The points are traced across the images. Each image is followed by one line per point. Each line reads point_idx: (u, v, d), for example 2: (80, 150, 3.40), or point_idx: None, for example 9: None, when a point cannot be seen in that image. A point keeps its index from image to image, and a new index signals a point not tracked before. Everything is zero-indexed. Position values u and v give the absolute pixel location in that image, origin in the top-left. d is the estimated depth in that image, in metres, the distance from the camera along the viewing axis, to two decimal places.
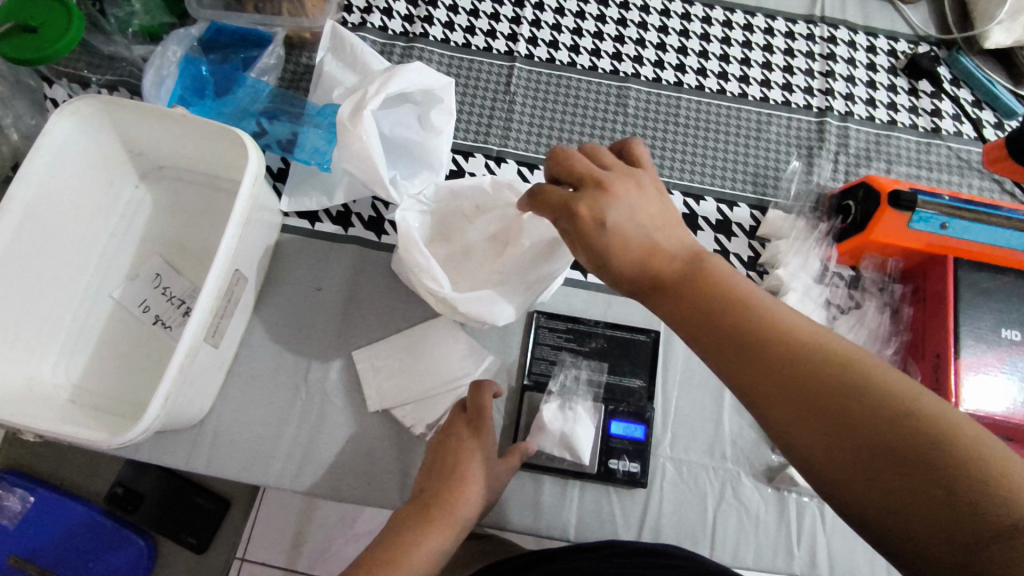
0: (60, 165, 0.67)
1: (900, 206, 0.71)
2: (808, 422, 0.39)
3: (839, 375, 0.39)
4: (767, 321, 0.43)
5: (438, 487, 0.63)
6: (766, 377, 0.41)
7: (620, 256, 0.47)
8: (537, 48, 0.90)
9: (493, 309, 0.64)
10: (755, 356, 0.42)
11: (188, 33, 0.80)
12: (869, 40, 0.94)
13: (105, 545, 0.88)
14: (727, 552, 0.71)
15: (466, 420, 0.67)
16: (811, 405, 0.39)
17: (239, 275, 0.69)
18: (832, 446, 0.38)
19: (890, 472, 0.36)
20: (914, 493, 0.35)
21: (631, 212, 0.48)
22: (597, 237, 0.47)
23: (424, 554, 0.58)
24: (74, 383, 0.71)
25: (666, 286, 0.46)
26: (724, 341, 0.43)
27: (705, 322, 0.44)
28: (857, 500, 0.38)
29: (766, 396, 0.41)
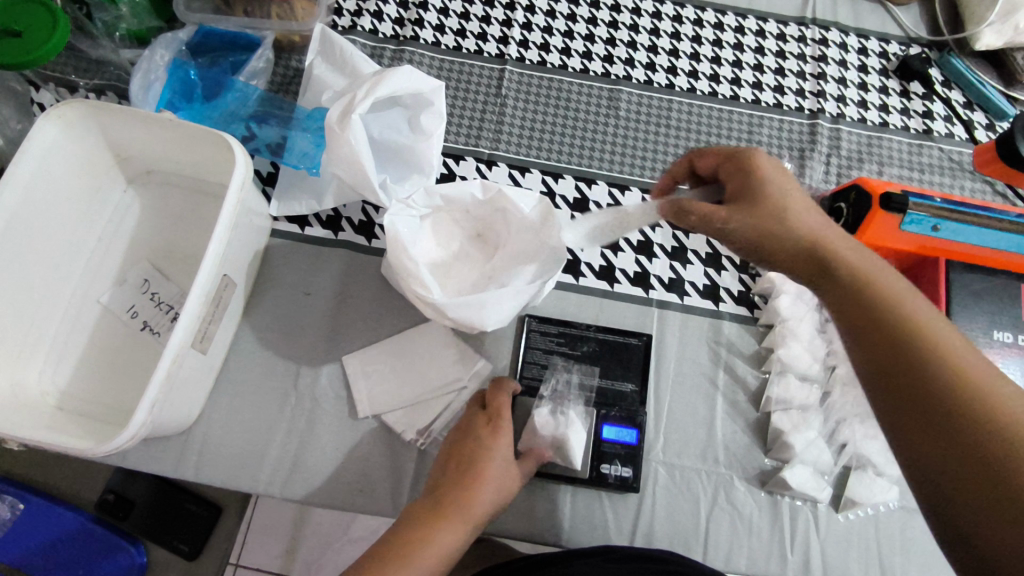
0: (47, 169, 0.67)
1: (891, 208, 0.70)
2: (909, 381, 0.44)
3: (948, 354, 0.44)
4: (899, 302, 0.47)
5: (454, 483, 0.61)
6: (884, 339, 0.46)
7: (783, 225, 0.53)
8: (528, 51, 0.89)
9: (482, 313, 0.63)
10: (877, 322, 0.47)
11: (176, 37, 0.79)
12: (860, 42, 0.94)
13: (95, 553, 0.87)
14: (720, 557, 0.71)
15: (485, 418, 0.66)
16: (915, 371, 0.44)
17: (228, 280, 0.69)
18: (918, 408, 0.43)
19: (966, 444, 0.40)
20: (981, 468, 0.39)
21: (799, 201, 0.54)
22: (772, 204, 0.54)
23: (439, 548, 0.55)
24: (61, 390, 0.70)
25: (820, 256, 0.51)
26: (857, 305, 0.48)
27: (844, 288, 0.49)
28: (926, 461, 0.42)
29: (881, 352, 0.46)
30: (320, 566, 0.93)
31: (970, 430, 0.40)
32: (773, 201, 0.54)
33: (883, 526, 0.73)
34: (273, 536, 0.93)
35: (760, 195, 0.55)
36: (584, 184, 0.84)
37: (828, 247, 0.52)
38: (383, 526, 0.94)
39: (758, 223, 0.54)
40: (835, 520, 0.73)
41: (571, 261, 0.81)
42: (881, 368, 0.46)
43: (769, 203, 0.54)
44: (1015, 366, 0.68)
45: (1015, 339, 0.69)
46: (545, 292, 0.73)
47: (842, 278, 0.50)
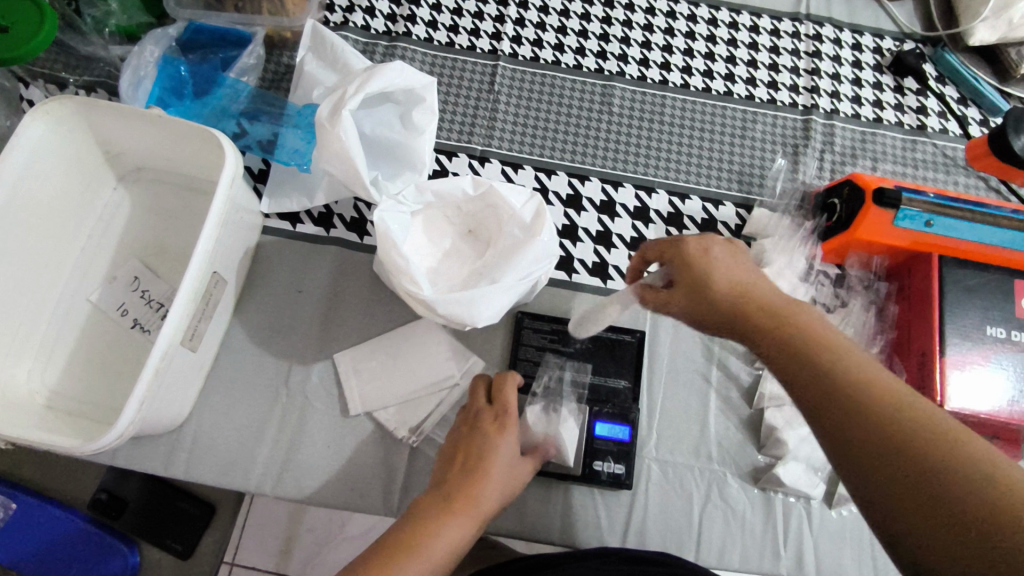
0: (35, 166, 0.66)
1: (884, 203, 0.70)
2: (870, 452, 0.40)
3: (904, 416, 0.40)
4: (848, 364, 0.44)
5: (459, 479, 0.58)
6: (839, 407, 0.42)
7: (719, 297, 0.50)
8: (521, 47, 0.89)
9: (472, 309, 0.63)
10: (829, 389, 0.43)
11: (166, 33, 0.78)
12: (854, 37, 0.93)
13: (88, 554, 0.87)
14: (713, 554, 0.71)
15: (491, 414, 0.63)
16: (874, 439, 0.40)
17: (218, 278, 0.68)
18: (884, 477, 0.38)
19: (941, 510, 0.36)
20: (959, 533, 0.34)
21: (729, 267, 0.51)
22: (700, 280, 0.51)
23: (444, 545, 0.53)
24: (50, 388, 0.70)
25: (760, 326, 0.48)
26: (805, 374, 0.44)
27: (791, 358, 0.46)
28: (905, 534, 0.37)
29: (839, 423, 0.42)
30: (316, 565, 0.92)
31: (941, 495, 0.36)
32: (702, 274, 0.51)
33: None
34: (268, 535, 0.93)
35: (689, 270, 0.52)
36: (577, 180, 0.83)
37: (768, 312, 0.48)
38: (378, 524, 0.93)
39: (695, 303, 0.52)
40: (828, 517, 0.73)
41: (564, 258, 0.80)
42: (841, 441, 0.41)
43: (698, 276, 0.51)
44: (1009, 362, 0.67)
45: (1009, 334, 0.68)
46: (538, 289, 0.73)
47: (787, 347, 0.46)
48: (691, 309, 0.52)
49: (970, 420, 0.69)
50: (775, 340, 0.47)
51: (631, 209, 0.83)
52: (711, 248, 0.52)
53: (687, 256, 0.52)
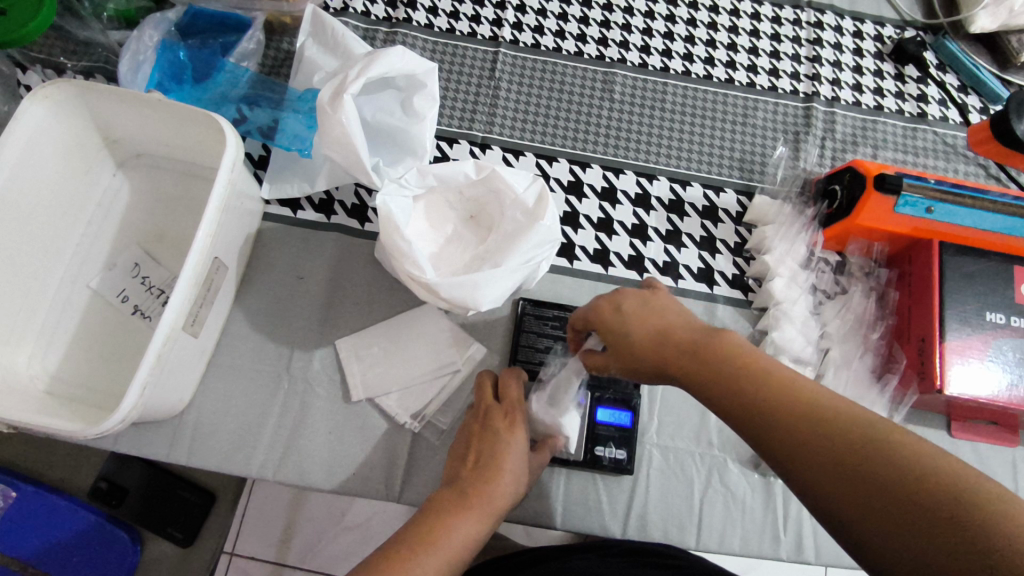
0: (35, 149, 0.66)
1: (885, 189, 0.70)
2: (815, 468, 0.41)
3: (835, 424, 0.41)
4: (770, 385, 0.45)
5: (472, 476, 0.56)
6: (782, 433, 0.43)
7: (643, 348, 0.52)
8: (522, 34, 0.89)
9: (475, 293, 0.63)
10: (768, 418, 0.44)
11: (165, 17, 0.78)
12: (855, 25, 0.93)
13: (93, 541, 0.86)
14: (713, 538, 0.71)
15: (501, 412, 0.62)
16: (817, 454, 0.41)
17: (219, 262, 0.68)
18: (834, 488, 0.39)
19: (898, 509, 0.36)
20: (924, 529, 0.35)
21: (643, 316, 0.53)
22: (623, 340, 0.53)
23: (461, 541, 0.51)
24: (51, 374, 0.70)
25: (686, 365, 0.49)
26: (742, 403, 0.46)
27: (724, 390, 0.47)
28: (870, 540, 0.37)
29: (780, 446, 0.43)
30: (315, 554, 0.94)
31: (892, 493, 0.37)
32: (622, 333, 0.53)
33: None
34: (269, 523, 0.93)
35: (611, 334, 0.54)
36: (578, 167, 0.83)
37: (690, 349, 0.50)
38: (379, 513, 0.94)
39: (626, 359, 0.53)
40: None
41: (565, 245, 0.80)
42: (791, 464, 0.42)
43: (623, 335, 0.53)
44: (1008, 347, 0.68)
45: (1009, 320, 0.69)
46: (539, 275, 0.73)
47: (727, 388, 0.47)
48: (624, 365, 0.54)
49: (968, 405, 0.69)
50: (706, 377, 0.48)
51: (632, 196, 0.83)
52: (622, 304, 0.54)
53: (603, 318, 0.55)
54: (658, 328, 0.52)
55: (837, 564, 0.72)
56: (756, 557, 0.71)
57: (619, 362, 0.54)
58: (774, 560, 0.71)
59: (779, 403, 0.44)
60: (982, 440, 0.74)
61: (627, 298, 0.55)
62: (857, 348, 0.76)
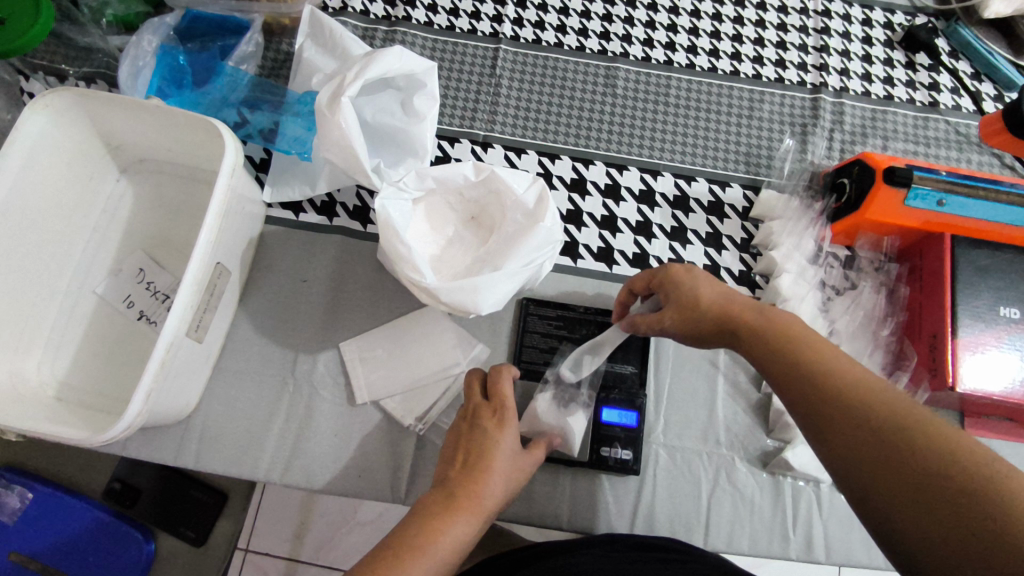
0: (37, 158, 0.66)
1: (894, 182, 0.68)
2: (843, 433, 0.44)
3: (873, 401, 0.44)
4: (819, 353, 0.48)
5: (462, 474, 0.56)
6: (819, 395, 0.46)
7: (705, 308, 0.55)
8: (522, 29, 0.87)
9: (476, 296, 0.63)
10: (812, 388, 0.47)
11: (163, 22, 0.78)
12: (864, 13, 0.92)
13: (106, 544, 0.87)
14: (721, 538, 0.71)
15: (489, 411, 0.61)
16: (849, 422, 0.44)
17: (221, 268, 0.68)
18: (862, 459, 0.42)
19: (920, 490, 0.39)
20: (943, 517, 0.38)
21: (711, 281, 0.57)
22: (688, 296, 0.56)
23: (450, 543, 0.51)
24: (60, 381, 0.70)
25: (742, 327, 0.53)
26: (786, 364, 0.49)
27: (772, 352, 0.50)
28: (883, 510, 0.41)
29: (813, 407, 0.46)
30: (327, 551, 0.93)
31: (917, 473, 0.40)
32: (687, 299, 0.56)
33: None
34: (281, 522, 0.94)
35: (675, 291, 0.57)
36: (582, 165, 0.82)
37: (748, 314, 0.53)
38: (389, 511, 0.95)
39: (684, 316, 0.56)
40: (837, 501, 0.73)
41: (568, 243, 0.80)
42: (819, 425, 0.45)
43: (688, 302, 0.56)
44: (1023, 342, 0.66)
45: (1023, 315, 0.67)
46: (543, 275, 0.73)
47: (782, 359, 0.49)
48: (679, 321, 0.57)
49: (981, 402, 0.68)
50: (760, 340, 0.51)
51: (635, 193, 0.82)
52: (692, 272, 0.57)
53: (673, 277, 0.58)
54: (721, 303, 0.55)
55: (848, 563, 0.71)
56: (765, 557, 0.71)
57: (676, 328, 0.57)
58: (783, 559, 0.70)
59: (822, 368, 0.47)
60: (995, 436, 0.73)
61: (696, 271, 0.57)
62: (866, 345, 0.75)
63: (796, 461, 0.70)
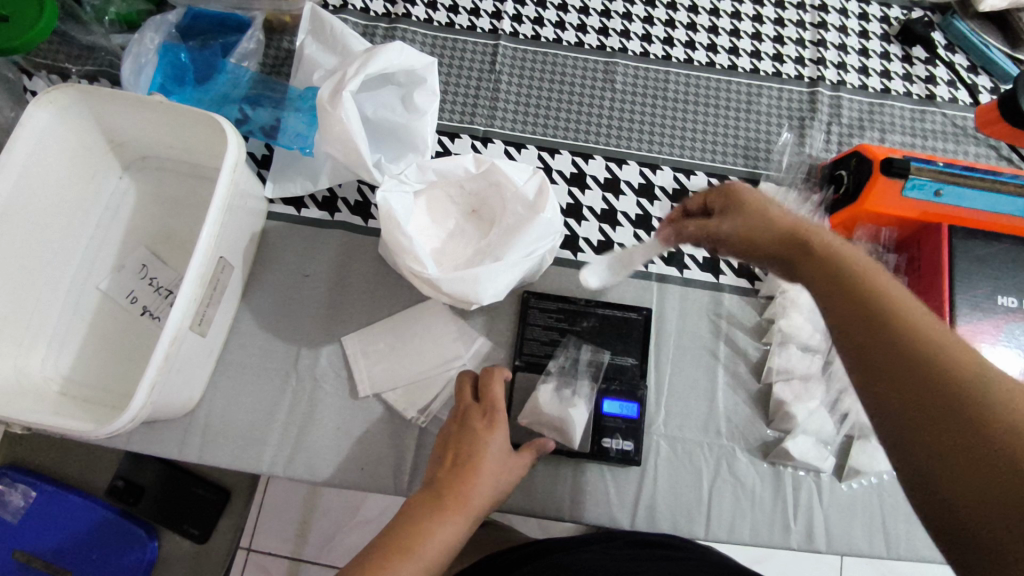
0: (41, 154, 0.67)
1: (891, 173, 0.69)
2: (878, 341, 0.41)
3: (923, 325, 0.40)
4: (872, 271, 0.45)
5: (451, 477, 0.56)
6: (861, 302, 0.43)
7: (764, 225, 0.53)
8: (521, 26, 0.88)
9: (477, 287, 0.63)
10: (859, 295, 0.44)
11: (165, 20, 0.79)
12: (861, 7, 0.92)
13: (109, 538, 0.87)
14: (722, 528, 0.71)
15: (479, 411, 0.62)
16: (885, 330, 0.41)
17: (224, 263, 0.69)
18: (891, 369, 0.40)
19: (947, 408, 0.36)
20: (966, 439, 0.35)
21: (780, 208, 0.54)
22: (748, 210, 0.55)
23: (440, 544, 0.51)
24: (63, 376, 0.71)
25: (798, 242, 0.51)
26: (830, 272, 0.47)
27: (821, 270, 0.48)
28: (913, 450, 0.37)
29: (852, 312, 0.43)
30: (331, 548, 0.95)
31: (950, 390, 0.37)
32: (750, 212, 0.55)
33: (886, 494, 0.73)
34: (285, 518, 0.95)
35: (737, 205, 0.56)
36: (581, 159, 0.83)
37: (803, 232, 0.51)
38: (393, 507, 0.96)
39: (737, 228, 0.55)
40: (837, 491, 0.73)
41: (569, 237, 0.80)
42: (852, 330, 0.43)
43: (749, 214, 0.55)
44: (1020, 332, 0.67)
45: (1020, 304, 0.67)
46: (543, 267, 0.73)
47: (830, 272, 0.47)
48: (731, 234, 0.56)
49: None
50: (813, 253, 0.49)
51: (635, 186, 0.82)
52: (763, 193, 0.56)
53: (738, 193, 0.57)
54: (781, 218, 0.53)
55: (849, 552, 0.71)
56: (767, 546, 0.71)
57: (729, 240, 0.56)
58: (784, 549, 0.71)
59: (876, 293, 0.43)
60: None
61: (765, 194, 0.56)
62: None
63: (796, 450, 0.71)
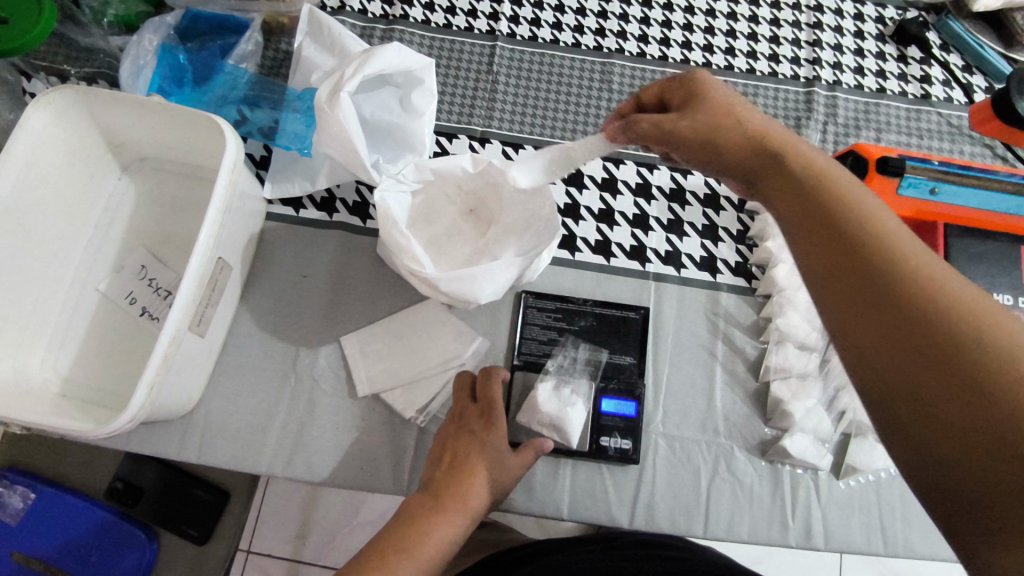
0: (40, 155, 0.67)
1: (887, 172, 0.69)
2: (848, 273, 0.42)
3: (895, 254, 0.41)
4: (844, 195, 0.45)
5: (448, 480, 0.58)
6: (833, 229, 0.44)
7: (735, 142, 0.52)
8: (518, 27, 0.88)
9: (475, 286, 0.63)
10: (830, 224, 0.44)
11: (164, 21, 0.79)
12: (856, 7, 0.93)
13: (109, 541, 0.87)
14: (721, 526, 0.71)
15: (477, 412, 0.63)
16: (856, 262, 0.41)
17: (223, 263, 0.69)
18: (862, 304, 0.40)
19: (922, 344, 0.37)
20: (939, 375, 0.36)
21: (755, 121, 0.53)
22: (718, 122, 0.53)
23: (437, 544, 0.53)
24: (63, 377, 0.71)
25: (768, 164, 0.50)
26: (798, 198, 0.47)
27: (791, 195, 0.47)
28: (892, 392, 0.38)
29: (822, 243, 0.44)
30: (331, 550, 0.95)
31: (923, 325, 0.38)
32: (720, 125, 0.53)
33: (883, 492, 0.73)
34: (284, 519, 0.95)
35: (707, 114, 0.54)
36: None
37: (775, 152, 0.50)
38: (392, 508, 0.96)
39: (705, 137, 0.53)
40: (835, 489, 0.73)
41: (567, 236, 0.80)
42: (823, 259, 0.43)
43: (719, 125, 0.53)
44: None
45: (1016, 301, 0.68)
46: (540, 268, 0.74)
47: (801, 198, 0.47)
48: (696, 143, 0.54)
49: None
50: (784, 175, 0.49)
51: (632, 186, 0.82)
52: (735, 101, 0.54)
53: (709, 101, 0.55)
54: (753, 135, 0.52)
55: (847, 550, 0.71)
56: (765, 544, 0.71)
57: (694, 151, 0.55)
58: (782, 546, 0.71)
59: (857, 228, 0.43)
60: None
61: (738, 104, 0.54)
62: None
63: (794, 449, 0.71)
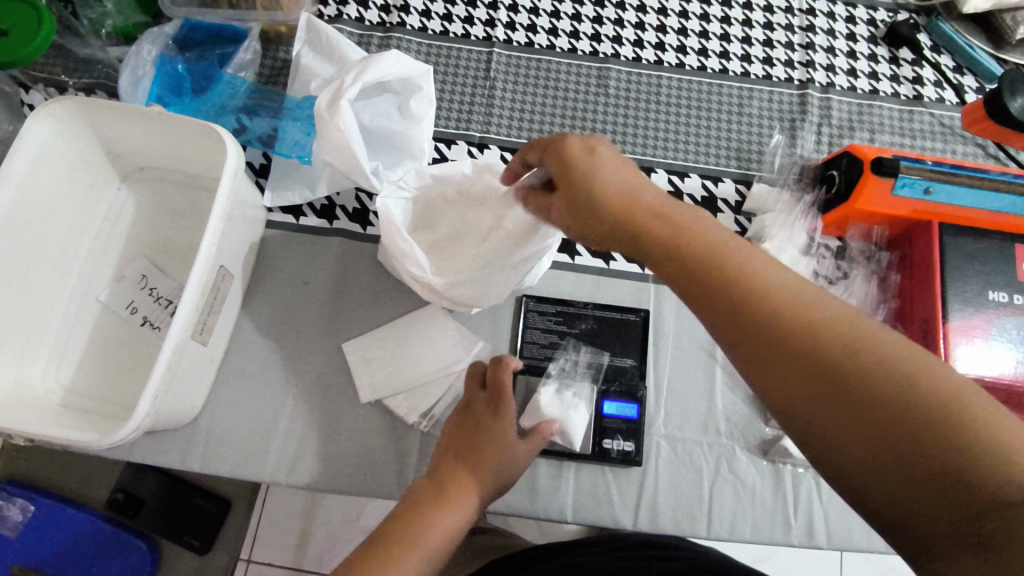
0: (40, 166, 0.67)
1: (882, 172, 0.70)
2: (773, 357, 0.38)
3: (812, 322, 0.38)
4: (735, 260, 0.42)
5: (456, 469, 0.58)
6: (742, 311, 0.40)
7: (608, 208, 0.48)
8: (515, 33, 0.89)
9: (478, 293, 0.69)
10: (737, 304, 0.40)
11: (162, 32, 0.80)
12: (848, 10, 0.94)
13: (110, 552, 0.87)
14: (723, 527, 0.71)
15: (485, 401, 0.63)
16: (778, 346, 0.38)
17: (224, 272, 0.69)
18: (798, 387, 0.37)
19: (873, 421, 0.35)
20: (897, 447, 0.34)
21: (614, 168, 0.49)
22: (586, 187, 0.49)
23: (442, 532, 0.52)
24: (64, 387, 0.71)
25: (647, 230, 0.46)
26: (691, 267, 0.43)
27: (681, 267, 0.44)
28: (839, 460, 0.36)
29: (735, 323, 0.40)
30: (333, 557, 0.94)
31: (866, 402, 0.35)
32: (589, 189, 0.49)
33: None
34: (285, 527, 0.95)
35: (574, 180, 0.50)
36: None
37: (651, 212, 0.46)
38: None
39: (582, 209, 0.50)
40: None
41: (566, 240, 0.81)
42: (741, 342, 0.40)
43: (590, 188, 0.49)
44: (1012, 326, 0.68)
45: (1011, 298, 0.68)
46: (541, 272, 0.74)
47: (694, 270, 0.43)
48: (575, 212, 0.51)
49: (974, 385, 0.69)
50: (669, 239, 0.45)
51: None
52: (597, 150, 0.50)
53: (572, 157, 0.50)
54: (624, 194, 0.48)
55: (849, 548, 0.72)
56: (767, 544, 0.72)
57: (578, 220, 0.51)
58: (785, 545, 0.71)
59: (765, 306, 0.39)
60: None
61: (600, 153, 0.50)
62: None
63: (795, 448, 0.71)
